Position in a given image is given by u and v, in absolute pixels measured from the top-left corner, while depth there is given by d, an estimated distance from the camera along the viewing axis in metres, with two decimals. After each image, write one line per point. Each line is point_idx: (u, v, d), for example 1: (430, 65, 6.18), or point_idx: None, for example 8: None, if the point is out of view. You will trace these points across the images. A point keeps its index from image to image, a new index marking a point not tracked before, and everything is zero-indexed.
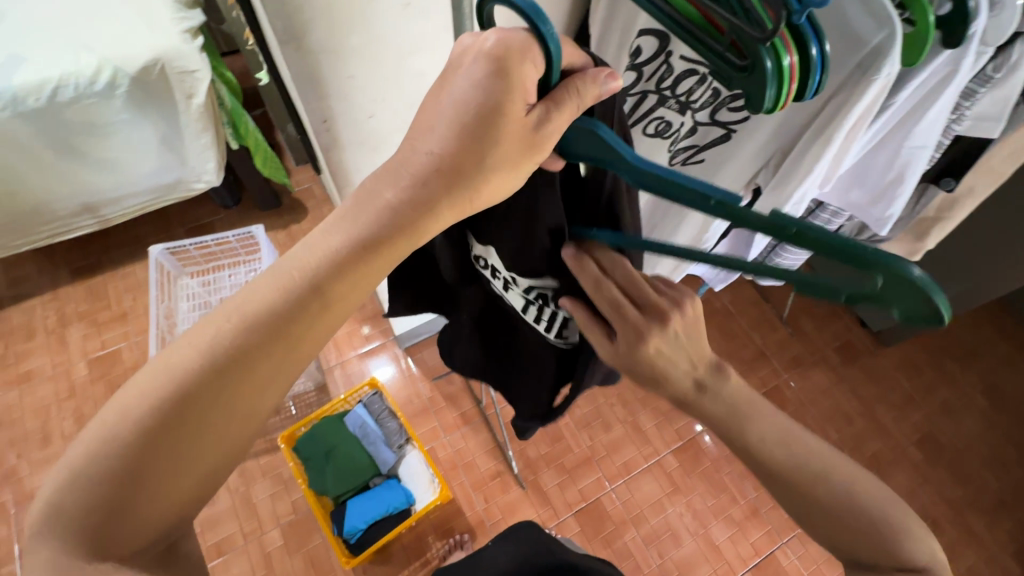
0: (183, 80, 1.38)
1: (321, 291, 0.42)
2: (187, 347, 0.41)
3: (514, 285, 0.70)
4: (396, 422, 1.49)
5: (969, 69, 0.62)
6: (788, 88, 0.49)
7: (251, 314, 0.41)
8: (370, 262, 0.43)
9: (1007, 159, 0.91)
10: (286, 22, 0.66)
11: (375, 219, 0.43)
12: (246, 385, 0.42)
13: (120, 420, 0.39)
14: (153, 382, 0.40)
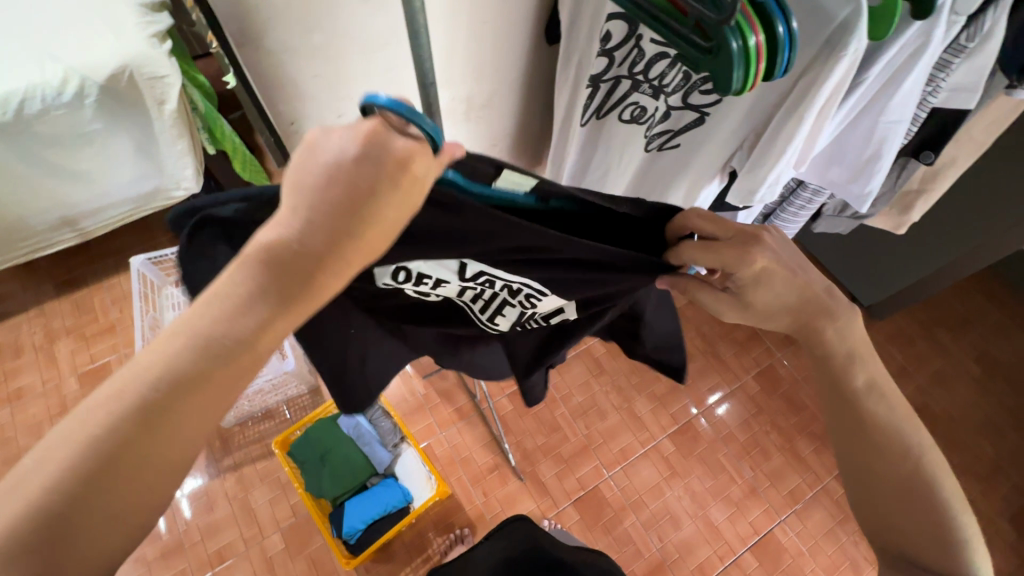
0: (154, 87, 1.35)
1: (233, 342, 0.39)
2: (88, 415, 0.37)
3: (451, 280, 0.60)
4: (390, 421, 1.49)
5: (941, 40, 0.61)
6: (756, 68, 0.48)
7: (177, 360, 0.38)
8: (280, 315, 0.39)
9: (988, 128, 0.89)
10: (242, 23, 0.64)
11: (277, 264, 0.38)
12: (158, 448, 0.39)
13: (42, 473, 0.36)
14: (78, 432, 0.37)
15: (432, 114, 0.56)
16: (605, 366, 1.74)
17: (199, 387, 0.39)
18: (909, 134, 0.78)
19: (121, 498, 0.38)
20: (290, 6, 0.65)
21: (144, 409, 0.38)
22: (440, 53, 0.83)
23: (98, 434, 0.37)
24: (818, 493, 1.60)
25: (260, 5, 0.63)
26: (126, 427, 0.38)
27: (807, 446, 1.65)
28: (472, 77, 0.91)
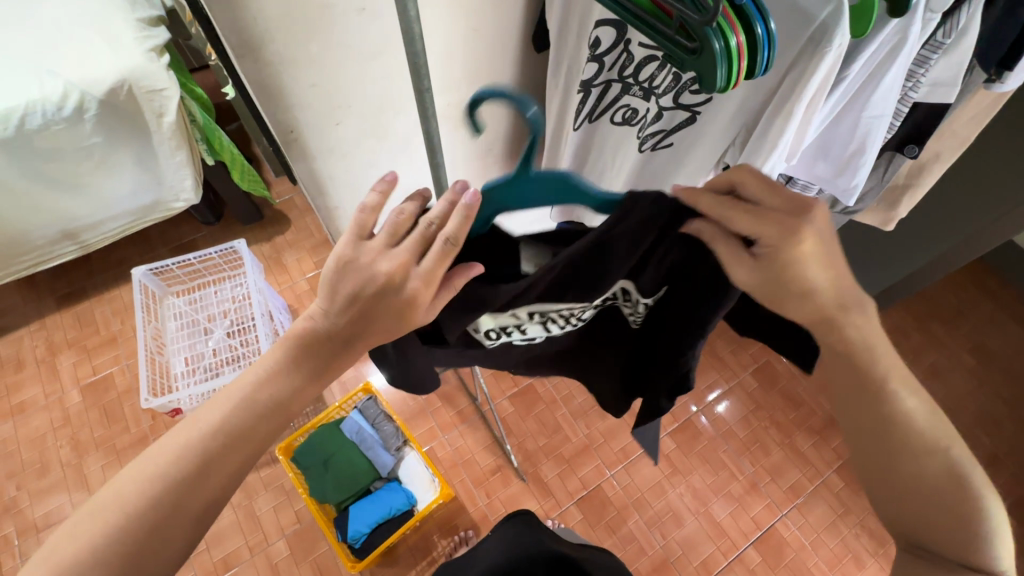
0: (152, 100, 1.37)
1: (269, 408, 0.58)
2: (189, 431, 0.56)
3: (527, 321, 0.67)
4: (393, 425, 1.50)
5: (918, 37, 0.63)
6: (738, 67, 0.50)
7: (238, 403, 0.57)
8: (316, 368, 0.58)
9: (970, 122, 0.92)
10: (242, 36, 0.66)
11: (306, 344, 0.58)
12: (206, 488, 0.56)
13: (151, 470, 0.55)
14: (176, 444, 0.56)
15: (427, 119, 0.57)
16: None
17: (240, 441, 0.57)
18: (892, 129, 0.80)
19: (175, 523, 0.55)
20: (288, 18, 0.67)
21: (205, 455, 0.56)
22: (437, 61, 0.86)
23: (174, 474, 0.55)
24: (819, 487, 1.61)
25: (259, 18, 0.65)
26: (189, 471, 0.55)
27: (806, 440, 1.67)
28: (466, 82, 0.93)
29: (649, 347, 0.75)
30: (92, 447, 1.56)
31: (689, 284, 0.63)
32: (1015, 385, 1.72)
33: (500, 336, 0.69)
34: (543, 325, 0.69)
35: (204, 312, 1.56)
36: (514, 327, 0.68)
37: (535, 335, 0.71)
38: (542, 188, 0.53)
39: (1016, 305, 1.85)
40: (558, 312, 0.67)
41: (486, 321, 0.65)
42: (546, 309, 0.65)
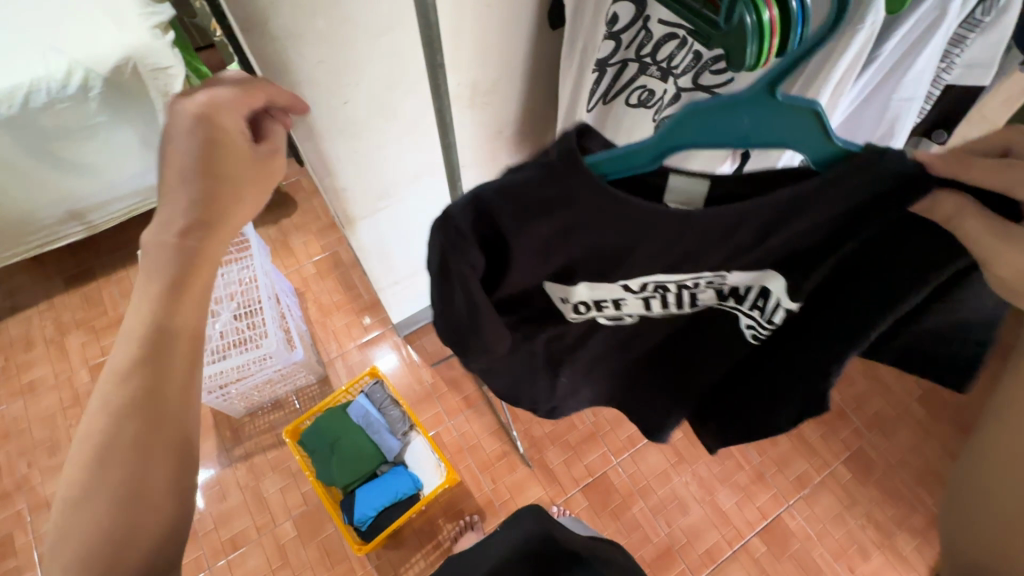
0: (157, 78, 1.35)
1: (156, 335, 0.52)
2: (124, 344, 0.52)
3: (628, 296, 0.61)
4: (399, 410, 1.49)
5: (957, 15, 0.59)
6: (772, 44, 0.46)
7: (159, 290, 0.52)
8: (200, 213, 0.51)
9: (1001, 107, 0.89)
10: (246, 8, 0.64)
11: (160, 267, 0.52)
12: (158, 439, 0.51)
13: (110, 393, 0.50)
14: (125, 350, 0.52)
15: (440, 95, 0.55)
16: None
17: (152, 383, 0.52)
18: (922, 114, 0.76)
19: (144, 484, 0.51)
20: None
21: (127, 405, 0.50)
22: (448, 38, 0.83)
23: (98, 438, 0.50)
24: (826, 478, 1.60)
25: None
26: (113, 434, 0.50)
27: (814, 431, 1.65)
28: (477, 60, 0.90)
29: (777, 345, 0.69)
30: None
31: (872, 273, 0.56)
32: None
33: (589, 312, 0.64)
34: (646, 301, 0.62)
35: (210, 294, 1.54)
36: (611, 301, 0.62)
37: (629, 313, 0.65)
38: (759, 120, 0.43)
39: None
40: (674, 283, 0.58)
41: (580, 290, 0.59)
42: (665, 280, 0.58)
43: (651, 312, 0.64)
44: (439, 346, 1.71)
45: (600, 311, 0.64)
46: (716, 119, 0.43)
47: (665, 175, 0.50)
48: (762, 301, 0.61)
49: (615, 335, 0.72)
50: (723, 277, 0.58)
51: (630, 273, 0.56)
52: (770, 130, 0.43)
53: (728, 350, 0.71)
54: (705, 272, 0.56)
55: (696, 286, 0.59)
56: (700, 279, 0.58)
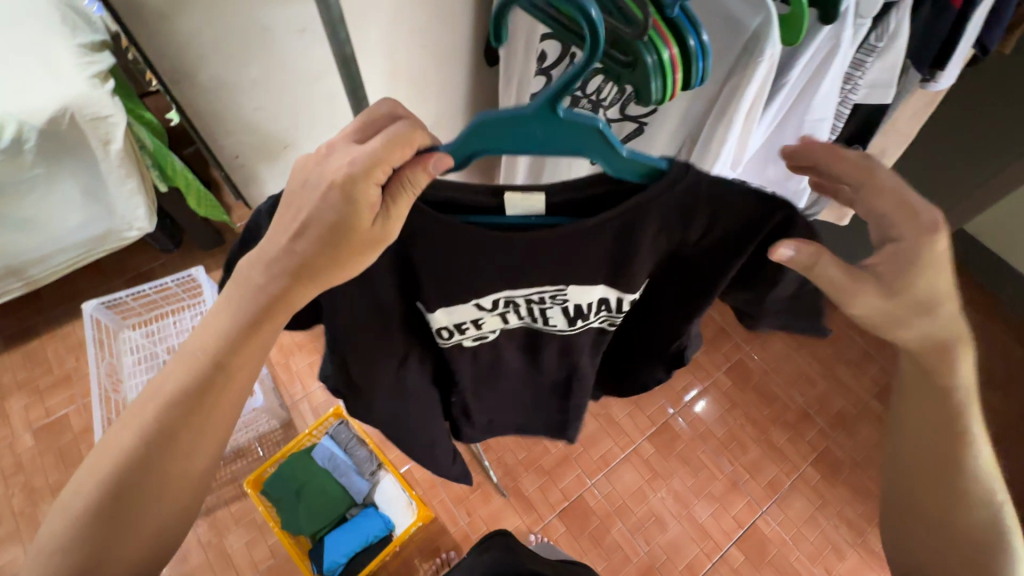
0: (98, 127, 1.33)
1: (201, 378, 0.53)
2: (131, 425, 0.53)
3: (485, 314, 0.64)
4: (367, 449, 1.45)
5: (850, 44, 0.63)
6: (675, 81, 0.49)
7: (172, 391, 0.53)
8: (243, 342, 0.53)
9: (910, 121, 0.96)
10: (174, 63, 0.63)
11: (244, 306, 0.52)
12: (165, 476, 0.54)
13: (105, 460, 0.53)
14: (132, 428, 0.53)
15: None
16: None
17: (183, 430, 0.53)
18: (837, 132, 0.80)
19: (147, 513, 0.54)
20: (225, 43, 0.65)
21: (153, 435, 0.53)
22: (388, 78, 0.85)
23: (121, 456, 0.53)
24: (796, 481, 1.63)
25: (193, 43, 0.62)
26: (135, 458, 0.53)
27: (782, 435, 1.69)
28: (419, 98, 0.92)
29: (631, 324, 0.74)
30: (47, 494, 1.48)
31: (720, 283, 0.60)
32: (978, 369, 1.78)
33: (456, 336, 0.68)
34: (503, 316, 0.66)
35: (162, 344, 1.48)
36: (474, 322, 0.66)
37: (491, 330, 0.69)
38: (551, 134, 0.45)
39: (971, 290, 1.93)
40: (522, 299, 0.62)
41: (441, 316, 0.63)
42: (512, 296, 0.61)
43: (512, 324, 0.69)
44: None
45: (464, 333, 0.68)
46: (506, 133, 0.45)
47: (501, 198, 0.52)
48: (607, 305, 0.65)
49: (489, 349, 0.75)
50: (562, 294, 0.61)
51: (480, 294, 0.60)
52: (563, 143, 0.45)
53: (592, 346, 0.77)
54: (545, 286, 0.59)
55: (544, 304, 0.63)
56: (544, 294, 0.61)
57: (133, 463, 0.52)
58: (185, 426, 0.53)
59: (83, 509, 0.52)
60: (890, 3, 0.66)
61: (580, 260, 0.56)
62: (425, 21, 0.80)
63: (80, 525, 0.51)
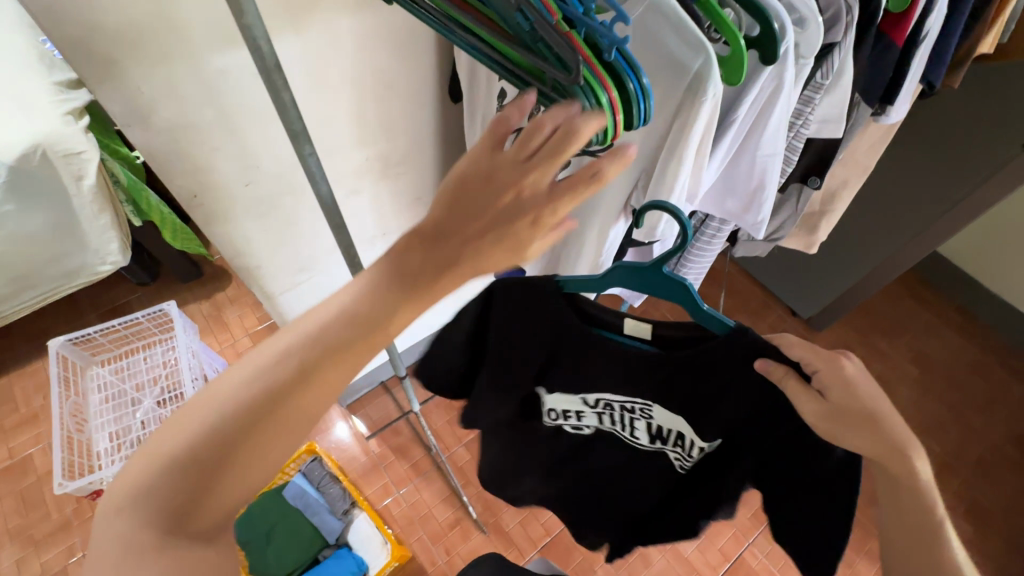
0: (71, 163, 1.33)
1: (358, 314, 0.43)
2: (265, 355, 0.42)
3: (585, 408, 0.73)
4: (340, 486, 1.41)
5: (794, 82, 0.64)
6: (616, 120, 0.51)
7: (326, 326, 0.42)
8: (404, 291, 0.44)
9: (868, 151, 0.99)
10: (126, 105, 0.63)
11: (406, 261, 0.44)
12: (296, 417, 0.43)
13: (225, 391, 0.41)
14: (260, 360, 0.42)
15: (316, 181, 0.57)
16: None
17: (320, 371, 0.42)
18: (792, 164, 0.82)
19: (243, 472, 0.42)
20: (176, 86, 0.64)
21: (292, 376, 0.41)
22: (352, 116, 0.86)
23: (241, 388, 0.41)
24: None
25: (143, 87, 0.62)
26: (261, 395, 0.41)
27: None
28: (384, 135, 0.93)
29: (687, 483, 0.75)
30: (5, 540, 1.42)
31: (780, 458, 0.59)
32: (959, 391, 1.78)
33: (558, 417, 0.77)
34: (599, 415, 0.74)
35: (132, 380, 1.45)
36: (575, 413, 0.75)
37: (587, 425, 0.77)
38: (657, 285, 0.57)
39: (948, 312, 1.95)
40: (617, 405, 0.70)
41: (552, 395, 0.74)
42: (608, 399, 0.69)
43: (604, 426, 0.76)
44: (386, 412, 1.68)
45: (566, 417, 0.77)
46: (627, 278, 0.58)
47: (616, 321, 0.61)
48: (683, 442, 0.69)
49: (571, 440, 0.82)
50: (647, 411, 0.68)
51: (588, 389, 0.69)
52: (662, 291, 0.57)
53: (666, 484, 0.79)
54: (633, 400, 0.67)
55: (631, 416, 0.70)
56: (632, 405, 0.68)
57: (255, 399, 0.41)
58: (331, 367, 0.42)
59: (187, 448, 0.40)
60: (831, 43, 0.67)
61: (649, 382, 0.63)
62: (386, 62, 0.82)
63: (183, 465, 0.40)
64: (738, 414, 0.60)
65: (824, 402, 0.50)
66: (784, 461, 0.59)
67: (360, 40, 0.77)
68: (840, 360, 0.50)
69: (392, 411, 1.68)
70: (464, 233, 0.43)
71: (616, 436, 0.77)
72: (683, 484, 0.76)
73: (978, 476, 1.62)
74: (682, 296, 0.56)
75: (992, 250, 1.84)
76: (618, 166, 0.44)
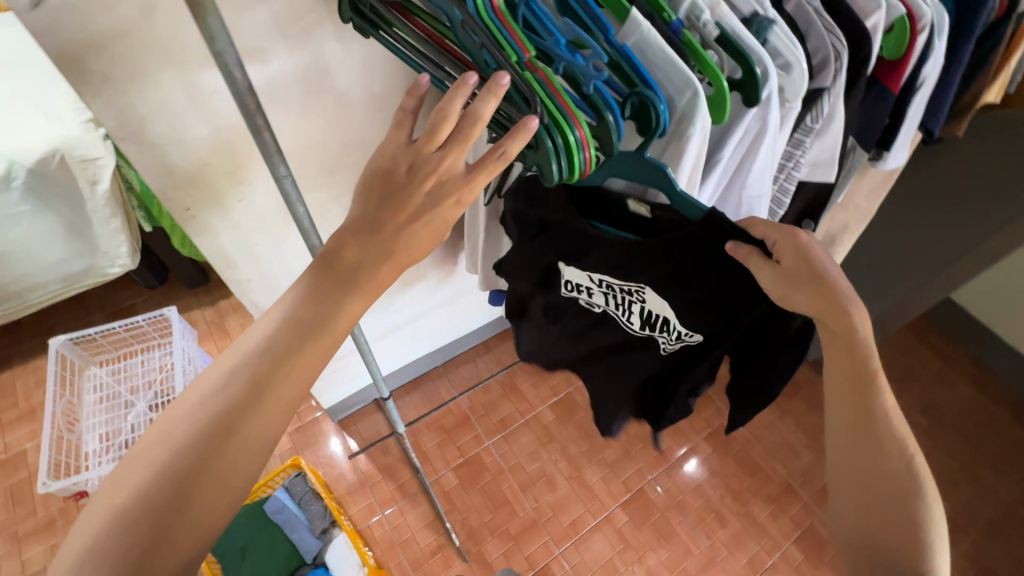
0: (87, 169, 1.37)
1: (331, 288, 0.50)
2: (222, 365, 0.47)
3: (594, 287, 0.76)
4: (321, 504, 1.39)
5: (779, 125, 0.64)
6: (580, 158, 0.56)
7: (271, 330, 0.49)
8: (342, 291, 0.50)
9: (867, 196, 0.97)
10: (121, 118, 0.65)
11: (332, 276, 0.51)
12: (273, 408, 0.47)
13: (193, 405, 0.46)
14: (222, 369, 0.47)
15: (292, 202, 0.59)
16: (553, 433, 1.70)
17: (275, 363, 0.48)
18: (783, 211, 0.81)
19: (219, 481, 0.45)
20: (170, 103, 0.67)
21: (249, 378, 0.47)
22: (348, 138, 0.86)
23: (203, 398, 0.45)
24: (778, 561, 1.53)
25: (138, 102, 0.65)
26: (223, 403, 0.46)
27: (762, 509, 1.60)
28: None
29: (667, 365, 0.78)
30: None
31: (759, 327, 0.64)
32: (972, 447, 1.69)
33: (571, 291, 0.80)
34: (605, 297, 0.76)
35: (127, 383, 1.47)
36: (586, 289, 0.77)
37: (597, 305, 0.79)
38: (641, 170, 0.59)
39: (962, 361, 1.88)
40: (619, 286, 0.72)
41: (568, 270, 0.77)
42: (612, 280, 0.72)
43: (613, 311, 0.77)
44: (376, 430, 1.68)
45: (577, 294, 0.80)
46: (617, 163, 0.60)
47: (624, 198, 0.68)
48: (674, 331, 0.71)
49: (578, 321, 0.85)
50: (642, 293, 0.70)
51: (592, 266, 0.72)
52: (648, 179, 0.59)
53: (661, 377, 0.80)
54: (626, 281, 0.70)
55: (630, 298, 0.72)
56: (631, 287, 0.71)
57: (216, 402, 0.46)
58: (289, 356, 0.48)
59: (159, 471, 0.43)
60: (821, 88, 0.66)
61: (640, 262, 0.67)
62: (385, 89, 0.83)
63: (158, 487, 0.42)
64: (715, 298, 0.64)
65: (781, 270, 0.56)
66: (759, 335, 0.65)
67: (356, 65, 0.78)
68: (795, 232, 0.57)
69: (383, 429, 1.67)
70: (395, 221, 0.51)
71: (621, 324, 0.78)
72: (674, 373, 0.78)
73: (988, 538, 1.54)
74: (656, 178, 0.58)
75: (1010, 300, 1.78)
76: (522, 139, 0.50)
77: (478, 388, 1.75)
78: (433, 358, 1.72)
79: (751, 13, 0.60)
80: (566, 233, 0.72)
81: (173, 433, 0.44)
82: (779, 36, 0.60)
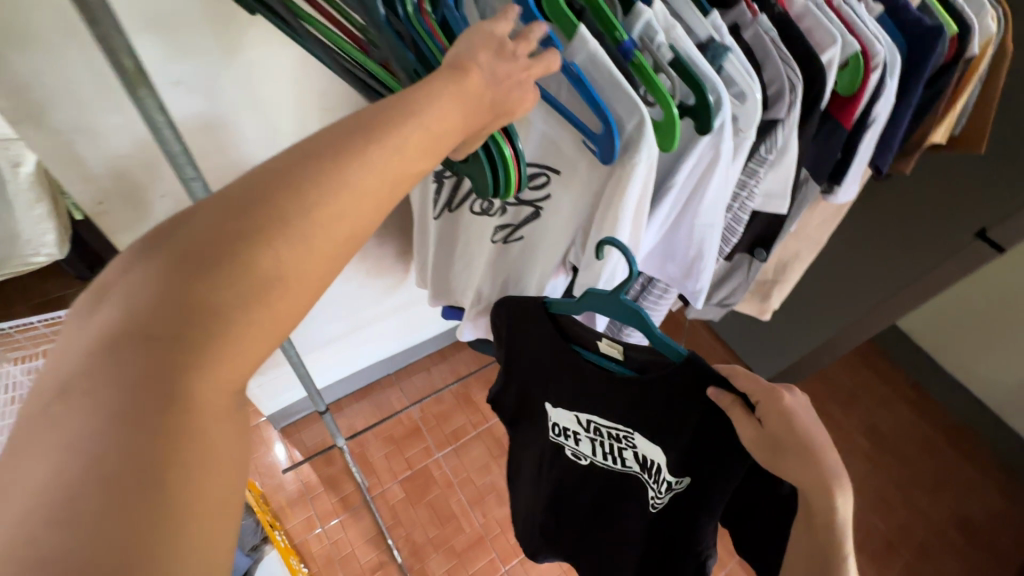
0: (7, 148, 1.26)
1: (326, 151, 0.34)
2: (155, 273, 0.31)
3: (581, 432, 0.74)
4: (253, 519, 1.30)
5: (733, 155, 0.62)
6: (513, 174, 0.55)
7: (231, 211, 0.32)
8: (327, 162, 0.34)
9: (820, 227, 0.98)
10: (14, 101, 0.58)
11: (318, 143, 0.35)
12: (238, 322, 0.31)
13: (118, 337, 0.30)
14: (151, 281, 0.31)
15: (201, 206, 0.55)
16: (506, 446, 1.66)
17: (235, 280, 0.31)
18: (737, 234, 0.80)
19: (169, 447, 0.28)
20: (75, 86, 0.60)
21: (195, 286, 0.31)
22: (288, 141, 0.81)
23: (132, 344, 0.29)
24: None
25: (35, 83, 0.58)
26: (158, 346, 0.29)
27: None
28: None
29: (663, 536, 0.70)
30: None
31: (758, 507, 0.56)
32: (909, 469, 1.75)
33: (560, 437, 0.78)
34: (592, 443, 0.74)
35: None
36: (573, 434, 0.75)
37: (586, 456, 0.76)
38: (620, 312, 0.60)
39: (903, 385, 1.95)
40: (603, 431, 0.71)
41: (554, 412, 0.76)
42: (595, 421, 0.71)
43: (598, 456, 0.74)
44: (321, 439, 1.61)
45: (565, 439, 0.78)
46: (598, 305, 0.61)
47: (597, 339, 0.65)
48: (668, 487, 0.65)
49: (568, 468, 0.81)
50: (630, 439, 0.67)
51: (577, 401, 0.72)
52: (625, 317, 0.59)
53: (653, 540, 0.72)
54: (615, 424, 0.69)
55: (619, 444, 0.70)
56: (615, 430, 0.69)
57: (154, 343, 0.30)
58: (261, 272, 0.31)
59: (91, 452, 0.27)
60: (774, 120, 0.65)
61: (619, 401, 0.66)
62: (330, 91, 0.78)
63: (96, 473, 0.26)
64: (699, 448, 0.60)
65: (762, 430, 0.50)
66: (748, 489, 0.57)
67: (295, 61, 0.72)
68: (781, 392, 0.50)
69: (329, 439, 1.60)
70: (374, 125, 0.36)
71: (605, 466, 0.75)
72: (667, 538, 0.69)
73: (922, 559, 1.58)
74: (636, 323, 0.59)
75: (949, 328, 1.86)
76: None
77: (431, 398, 1.70)
78: (385, 365, 1.67)
79: (707, 39, 0.58)
80: (553, 356, 0.71)
81: (99, 396, 0.28)
82: (734, 65, 0.58)
